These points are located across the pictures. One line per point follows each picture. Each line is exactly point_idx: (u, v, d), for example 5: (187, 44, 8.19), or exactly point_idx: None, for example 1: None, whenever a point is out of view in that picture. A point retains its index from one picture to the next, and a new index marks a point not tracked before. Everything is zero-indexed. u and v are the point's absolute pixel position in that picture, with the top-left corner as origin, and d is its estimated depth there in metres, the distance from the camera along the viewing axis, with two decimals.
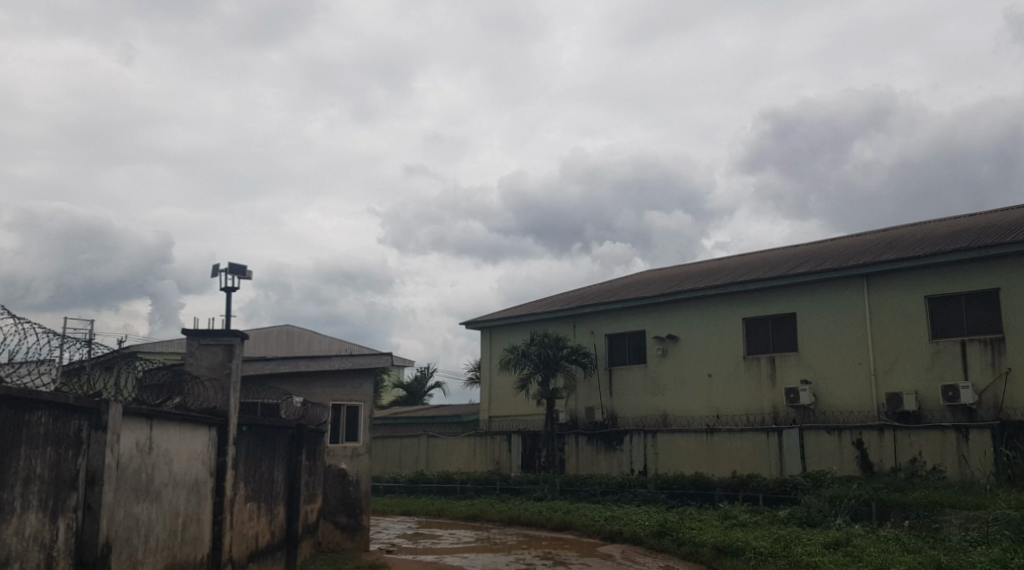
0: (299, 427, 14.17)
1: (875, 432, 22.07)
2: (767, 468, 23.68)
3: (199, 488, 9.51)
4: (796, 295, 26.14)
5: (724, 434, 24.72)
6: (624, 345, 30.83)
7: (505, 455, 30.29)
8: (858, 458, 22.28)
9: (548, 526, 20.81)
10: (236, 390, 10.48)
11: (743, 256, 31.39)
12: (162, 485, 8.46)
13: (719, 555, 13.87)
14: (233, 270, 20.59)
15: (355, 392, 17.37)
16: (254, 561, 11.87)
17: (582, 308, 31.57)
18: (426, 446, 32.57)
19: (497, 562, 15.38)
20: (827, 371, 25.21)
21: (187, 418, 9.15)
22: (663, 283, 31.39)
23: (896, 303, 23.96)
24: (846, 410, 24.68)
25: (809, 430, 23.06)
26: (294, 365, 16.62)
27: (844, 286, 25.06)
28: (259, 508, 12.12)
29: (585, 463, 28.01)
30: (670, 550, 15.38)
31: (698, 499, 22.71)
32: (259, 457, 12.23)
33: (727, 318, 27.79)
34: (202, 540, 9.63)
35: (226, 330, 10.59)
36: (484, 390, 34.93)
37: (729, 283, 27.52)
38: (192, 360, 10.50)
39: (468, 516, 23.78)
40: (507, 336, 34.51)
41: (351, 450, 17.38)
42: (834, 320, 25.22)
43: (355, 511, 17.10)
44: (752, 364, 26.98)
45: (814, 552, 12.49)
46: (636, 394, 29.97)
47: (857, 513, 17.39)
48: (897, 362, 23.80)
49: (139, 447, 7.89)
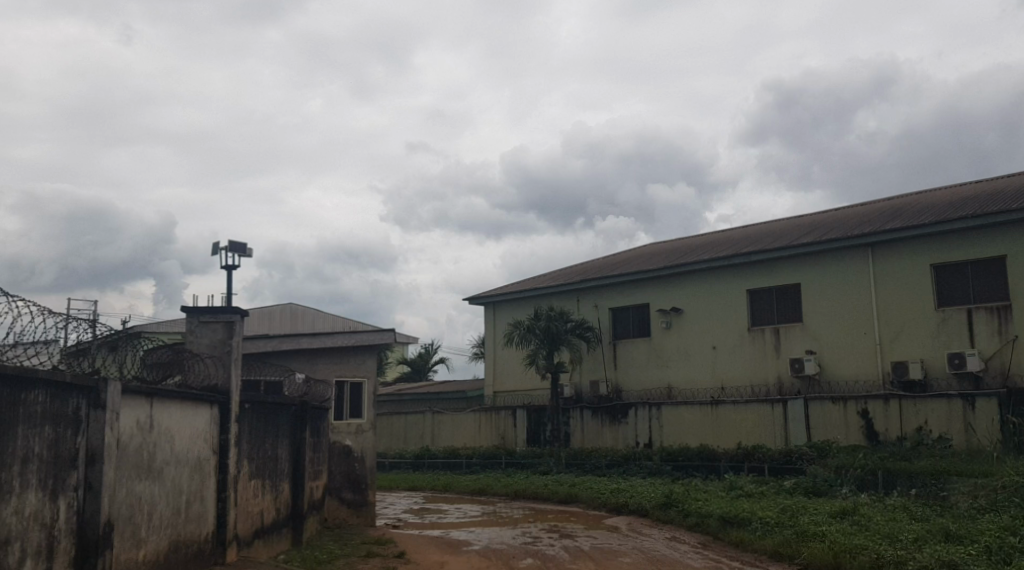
0: (302, 404, 14.13)
1: (881, 401, 22.00)
2: (772, 439, 23.67)
3: (201, 466, 9.45)
4: (800, 265, 25.98)
5: (729, 406, 24.68)
6: (628, 318, 30.75)
7: (510, 430, 30.34)
8: (863, 427, 22.23)
9: (554, 499, 20.86)
10: (237, 367, 10.40)
11: (747, 227, 31.21)
12: (164, 464, 8.39)
13: (726, 526, 13.84)
14: (234, 248, 20.51)
15: (358, 368, 17.33)
16: (260, 538, 11.89)
17: (585, 282, 31.46)
18: (431, 422, 32.64)
19: (504, 536, 15.37)
20: (832, 342, 25.11)
21: (188, 396, 9.07)
22: (666, 255, 31.24)
23: (901, 272, 23.81)
24: (852, 380, 24.62)
25: (814, 400, 23.02)
26: (296, 342, 16.57)
27: (849, 256, 24.89)
28: (264, 485, 12.10)
29: (591, 436, 28.03)
30: (676, 521, 15.37)
31: (703, 470, 22.72)
32: (263, 434, 12.20)
33: (731, 290, 27.65)
34: (206, 518, 9.59)
35: (226, 307, 10.45)
36: (488, 365, 34.93)
37: (733, 254, 27.35)
38: (191, 338, 10.38)
39: (474, 491, 23.83)
40: (511, 310, 34.43)
41: (355, 426, 17.37)
42: (839, 290, 25.09)
43: (360, 487, 17.13)
44: (756, 336, 26.90)
45: (821, 522, 12.45)
46: (641, 367, 29.92)
47: (863, 482, 17.40)
48: (902, 332, 23.70)
49: (140, 426, 7.82)
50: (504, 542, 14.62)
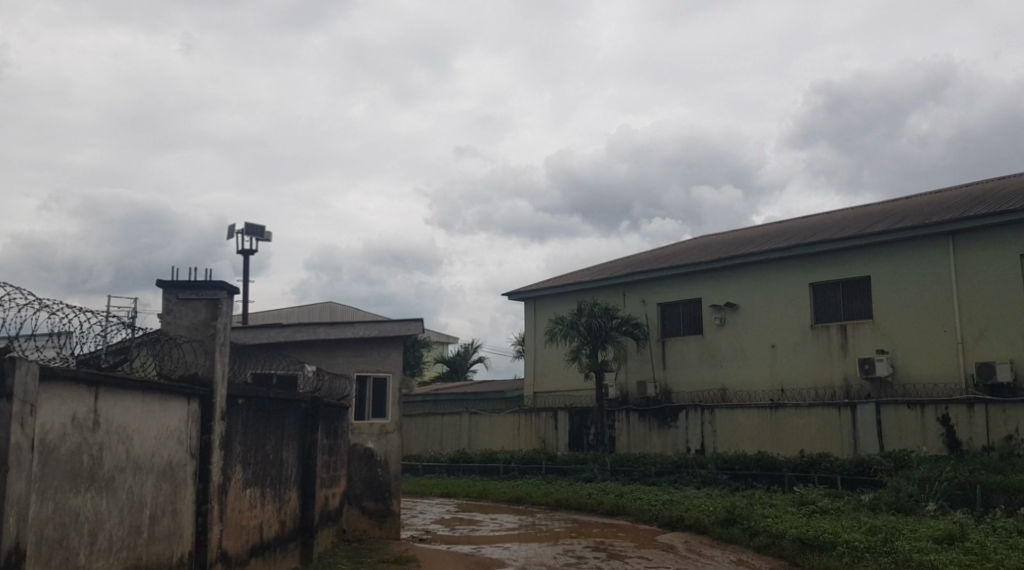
0: (314, 401, 12.41)
1: (963, 407, 19.66)
2: (841, 447, 21.45)
3: (174, 472, 7.76)
4: (871, 256, 23.67)
5: (790, 411, 22.53)
6: (679, 315, 28.69)
7: (551, 433, 28.41)
8: (943, 435, 19.90)
9: (599, 510, 18.93)
10: (225, 353, 8.67)
11: (807, 217, 28.90)
12: (115, 471, 6.71)
13: (804, 550, 11.78)
14: (253, 233, 18.97)
15: (382, 362, 15.55)
16: (258, 557, 10.17)
17: (632, 276, 29.44)
18: (468, 423, 30.85)
19: (543, 554, 13.46)
20: (906, 340, 22.81)
21: (155, 387, 7.37)
22: (718, 247, 29.19)
23: (985, 263, 21.47)
24: (928, 383, 22.34)
25: (886, 404, 20.78)
26: (313, 332, 15.03)
27: (926, 246, 22.58)
28: (263, 494, 10.38)
29: (638, 440, 26.01)
30: (740, 541, 13.39)
31: (764, 481, 20.63)
32: (263, 434, 10.48)
33: (792, 284, 25.46)
34: (181, 535, 7.92)
35: (208, 283, 8.69)
36: (528, 364, 33.11)
37: (793, 245, 25.14)
38: (169, 318, 8.63)
39: (511, 499, 22.01)
40: (552, 307, 32.54)
41: (378, 428, 15.60)
42: (914, 283, 22.78)
43: (384, 495, 15.37)
44: (821, 334, 24.66)
45: (927, 549, 10.34)
46: (691, 367, 27.86)
47: (952, 498, 15.24)
48: (986, 330, 21.38)
49: (77, 424, 6.16)
50: (543, 562, 12.70)
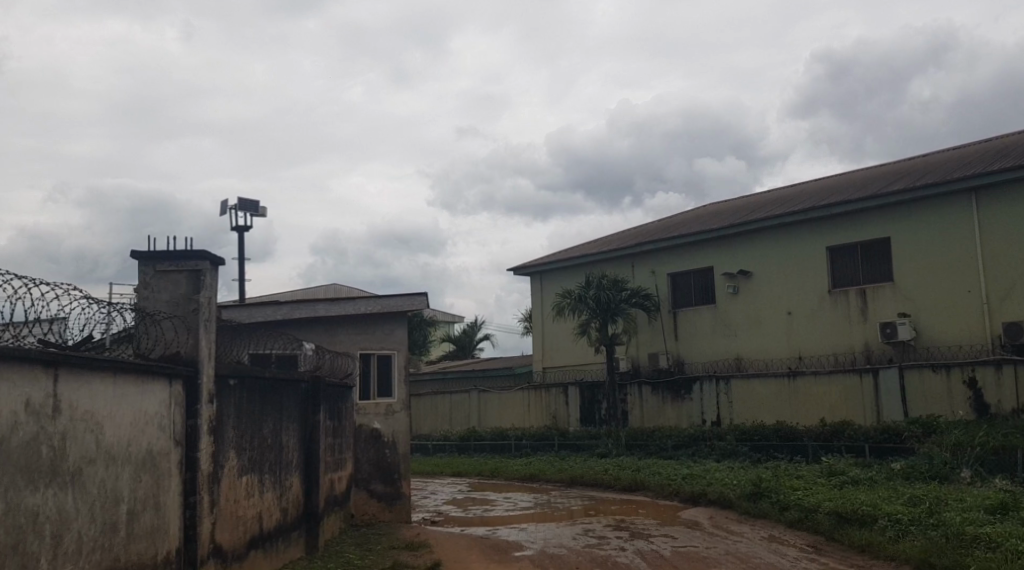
0: (314, 381, 11.65)
1: (991, 368, 18.84)
2: (862, 414, 20.71)
3: (154, 461, 7.01)
4: (890, 217, 22.76)
5: (809, 378, 21.76)
6: (691, 284, 27.86)
7: (562, 409, 27.71)
8: (971, 399, 19.11)
9: (616, 487, 18.23)
10: (210, 329, 7.91)
11: (821, 178, 27.97)
12: (83, 463, 5.97)
13: (842, 525, 11.01)
14: (246, 208, 18.14)
15: (386, 339, 14.79)
16: (258, 549, 9.47)
17: (641, 246, 28.58)
18: (477, 401, 30.16)
19: (562, 535, 12.72)
20: (929, 302, 21.98)
21: (130, 369, 6.62)
22: (729, 213, 28.31)
23: (1011, 220, 20.57)
24: (953, 345, 21.55)
25: (910, 368, 20.01)
26: (312, 310, 14.33)
27: (947, 204, 21.67)
28: (261, 483, 9.65)
29: (652, 413, 25.30)
30: (769, 515, 12.66)
31: (786, 451, 19.89)
32: (259, 417, 9.72)
33: (808, 248, 24.59)
34: (167, 532, 7.20)
35: (189, 252, 7.88)
36: (538, 339, 32.38)
37: (808, 207, 24.23)
38: (145, 293, 7.82)
39: (525, 477, 21.32)
40: (559, 280, 31.71)
41: (384, 408, 14.85)
42: (936, 242, 21.90)
43: (392, 477, 14.66)
44: (839, 299, 23.82)
45: (979, 521, 9.56)
46: (705, 337, 27.10)
47: (989, 464, 14.50)
48: (1013, 289, 20.55)
49: (33, 411, 5.42)
50: (563, 544, 11.95)
